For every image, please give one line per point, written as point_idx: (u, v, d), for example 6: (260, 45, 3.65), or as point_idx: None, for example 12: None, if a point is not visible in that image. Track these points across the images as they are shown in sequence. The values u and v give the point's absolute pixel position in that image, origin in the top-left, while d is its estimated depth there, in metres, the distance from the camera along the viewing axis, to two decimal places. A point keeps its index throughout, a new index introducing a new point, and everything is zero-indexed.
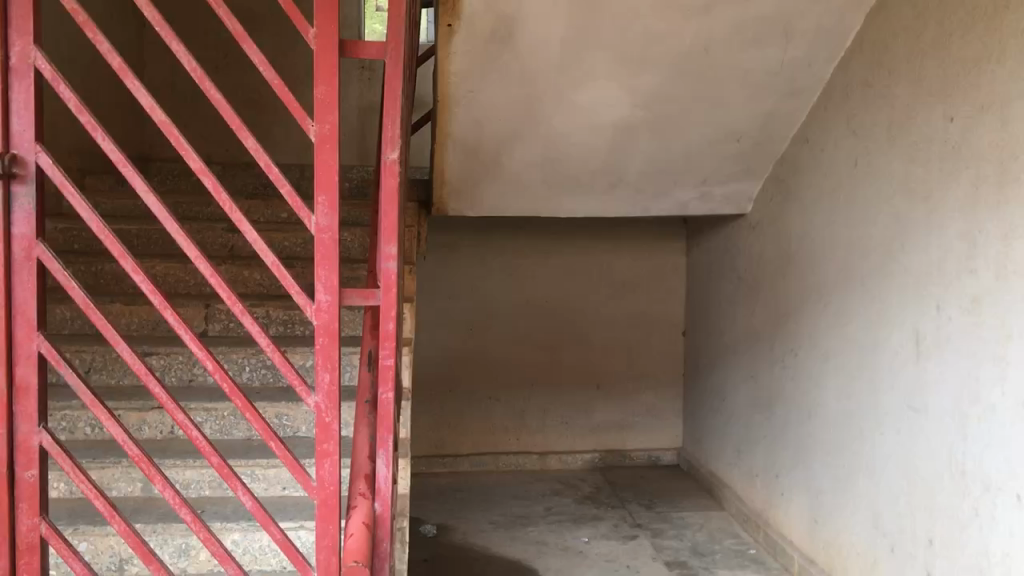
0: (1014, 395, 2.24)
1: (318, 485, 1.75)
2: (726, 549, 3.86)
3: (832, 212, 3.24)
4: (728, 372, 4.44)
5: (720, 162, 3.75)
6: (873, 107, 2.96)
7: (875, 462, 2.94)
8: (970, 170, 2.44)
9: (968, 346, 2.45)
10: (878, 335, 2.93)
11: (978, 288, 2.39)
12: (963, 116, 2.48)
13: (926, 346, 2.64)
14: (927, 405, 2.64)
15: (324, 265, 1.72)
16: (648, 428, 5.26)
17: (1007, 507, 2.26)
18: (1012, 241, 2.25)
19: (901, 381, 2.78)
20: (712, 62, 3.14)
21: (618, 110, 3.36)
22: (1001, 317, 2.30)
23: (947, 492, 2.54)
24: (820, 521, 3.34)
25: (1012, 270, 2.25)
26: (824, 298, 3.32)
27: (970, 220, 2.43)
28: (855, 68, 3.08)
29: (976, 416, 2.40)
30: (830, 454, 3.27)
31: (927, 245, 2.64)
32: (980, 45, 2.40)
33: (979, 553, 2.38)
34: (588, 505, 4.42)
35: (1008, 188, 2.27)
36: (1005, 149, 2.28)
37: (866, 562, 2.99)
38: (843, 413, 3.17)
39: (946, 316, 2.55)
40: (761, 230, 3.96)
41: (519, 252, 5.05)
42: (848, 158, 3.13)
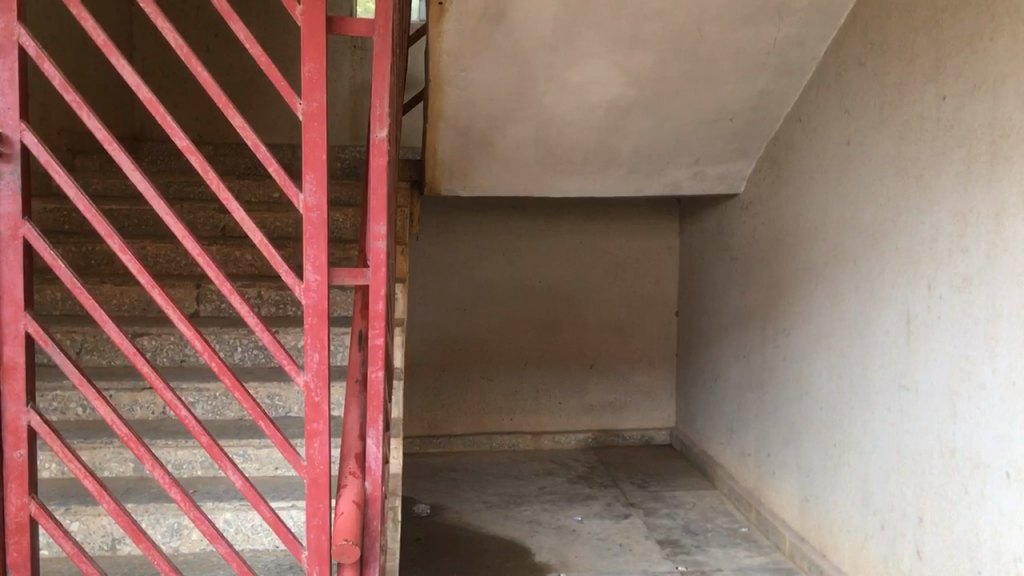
0: (1004, 374, 2.25)
1: (308, 464, 1.75)
2: (718, 527, 3.88)
3: (825, 191, 3.24)
4: (720, 352, 4.45)
5: (713, 141, 3.74)
6: (866, 86, 2.95)
7: (866, 441, 2.96)
8: (962, 149, 2.44)
9: (959, 324, 2.45)
10: (870, 315, 2.93)
11: (969, 266, 2.40)
12: (956, 94, 2.47)
13: (917, 325, 2.65)
14: (917, 385, 2.65)
15: (314, 245, 1.71)
16: (640, 408, 5.28)
17: (997, 485, 2.28)
18: (1004, 220, 2.25)
19: (892, 360, 2.79)
20: (704, 41, 3.12)
21: (611, 89, 3.34)
22: (992, 296, 2.31)
23: (937, 471, 2.55)
24: (811, 499, 3.36)
25: (1004, 249, 2.25)
26: (817, 278, 3.31)
27: (962, 200, 2.43)
28: (848, 47, 3.07)
29: (967, 395, 2.41)
30: (821, 433, 3.29)
31: (919, 225, 2.64)
32: (973, 23, 2.39)
33: (968, 530, 2.40)
34: (581, 484, 4.44)
35: (1001, 166, 2.26)
36: (998, 128, 2.28)
37: (856, 540, 3.01)
38: (835, 392, 3.18)
39: (936, 295, 2.55)
40: (754, 210, 3.95)
41: (512, 232, 5.04)
42: (841, 138, 3.12)
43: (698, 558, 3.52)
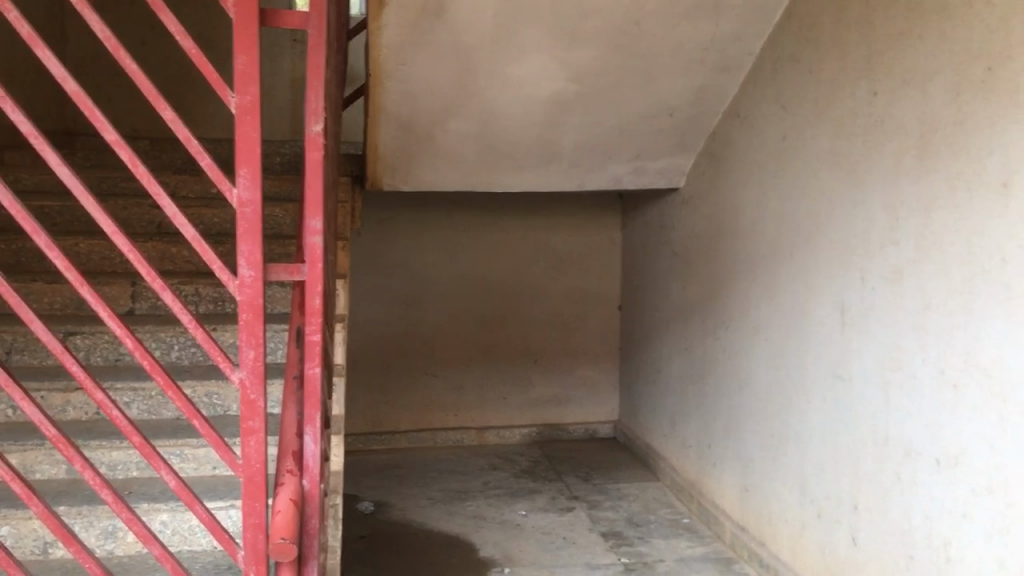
0: (934, 363, 2.32)
1: (243, 463, 1.72)
2: (660, 519, 3.92)
3: (762, 185, 3.29)
4: (663, 344, 4.49)
5: (653, 136, 3.78)
6: (801, 82, 3.01)
7: (802, 431, 3.02)
8: (892, 143, 2.50)
9: (890, 315, 2.51)
10: (806, 307, 2.99)
11: (899, 258, 2.46)
12: (885, 90, 2.53)
13: (850, 317, 2.71)
14: (851, 374, 2.71)
15: (248, 241, 1.69)
16: (584, 402, 5.31)
17: (926, 472, 2.35)
18: (933, 213, 2.32)
19: (827, 351, 2.85)
20: (643, 37, 3.15)
21: (551, 84, 3.35)
22: (920, 289, 2.38)
23: (870, 459, 2.61)
24: (750, 489, 3.42)
25: (932, 242, 2.32)
26: (755, 271, 3.37)
27: (892, 193, 2.49)
28: (782, 45, 3.13)
29: (898, 384, 2.47)
30: (760, 423, 3.34)
31: (852, 218, 2.70)
32: (903, 20, 2.44)
33: (901, 516, 2.46)
34: (525, 479, 4.45)
35: (929, 160, 2.33)
36: (926, 123, 2.35)
37: (794, 528, 3.07)
38: (772, 382, 3.24)
39: (869, 287, 2.61)
40: (694, 204, 4.00)
41: (456, 227, 5.03)
42: (777, 133, 3.17)
43: (641, 549, 3.55)
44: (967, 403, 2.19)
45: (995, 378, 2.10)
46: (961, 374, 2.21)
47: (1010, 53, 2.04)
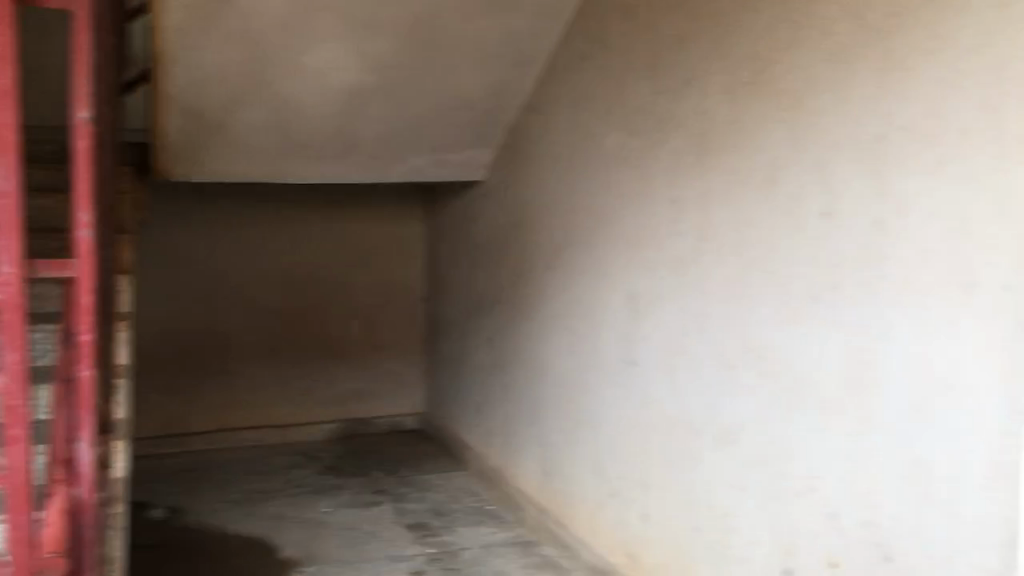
0: (715, 346, 2.50)
1: (8, 467, 1.79)
2: (465, 507, 3.96)
3: (557, 178, 3.39)
4: (467, 335, 4.53)
5: (452, 130, 3.80)
6: (591, 79, 3.12)
7: (597, 415, 3.14)
8: (674, 140, 2.66)
9: (675, 303, 2.67)
10: (599, 296, 3.11)
11: (681, 248, 2.63)
12: (668, 90, 2.68)
13: (639, 304, 2.85)
14: (639, 359, 2.86)
15: (6, 236, 1.76)
16: (389, 395, 5.29)
17: (707, 449, 2.53)
18: (712, 206, 2.50)
19: (618, 337, 2.98)
20: (439, 30, 3.15)
21: (346, 74, 3.30)
22: (701, 278, 2.55)
23: (658, 440, 2.77)
24: (550, 473, 3.53)
25: (713, 234, 2.49)
26: (552, 261, 3.47)
27: (676, 187, 2.65)
28: (573, 44, 3.24)
29: (681, 366, 2.64)
30: (559, 408, 3.44)
31: (639, 211, 2.84)
32: (683, 23, 2.59)
33: (685, 491, 2.63)
34: (329, 475, 4.38)
35: (707, 156, 2.52)
36: (705, 121, 2.52)
37: (591, 508, 3.20)
38: (569, 369, 3.35)
39: (655, 276, 2.76)
40: (495, 197, 4.05)
41: (252, 219, 4.87)
42: (571, 128, 3.28)
43: (445, 539, 3.58)
44: (743, 384, 2.39)
45: (767, 359, 2.31)
46: (737, 357, 2.41)
47: (776, 58, 2.26)
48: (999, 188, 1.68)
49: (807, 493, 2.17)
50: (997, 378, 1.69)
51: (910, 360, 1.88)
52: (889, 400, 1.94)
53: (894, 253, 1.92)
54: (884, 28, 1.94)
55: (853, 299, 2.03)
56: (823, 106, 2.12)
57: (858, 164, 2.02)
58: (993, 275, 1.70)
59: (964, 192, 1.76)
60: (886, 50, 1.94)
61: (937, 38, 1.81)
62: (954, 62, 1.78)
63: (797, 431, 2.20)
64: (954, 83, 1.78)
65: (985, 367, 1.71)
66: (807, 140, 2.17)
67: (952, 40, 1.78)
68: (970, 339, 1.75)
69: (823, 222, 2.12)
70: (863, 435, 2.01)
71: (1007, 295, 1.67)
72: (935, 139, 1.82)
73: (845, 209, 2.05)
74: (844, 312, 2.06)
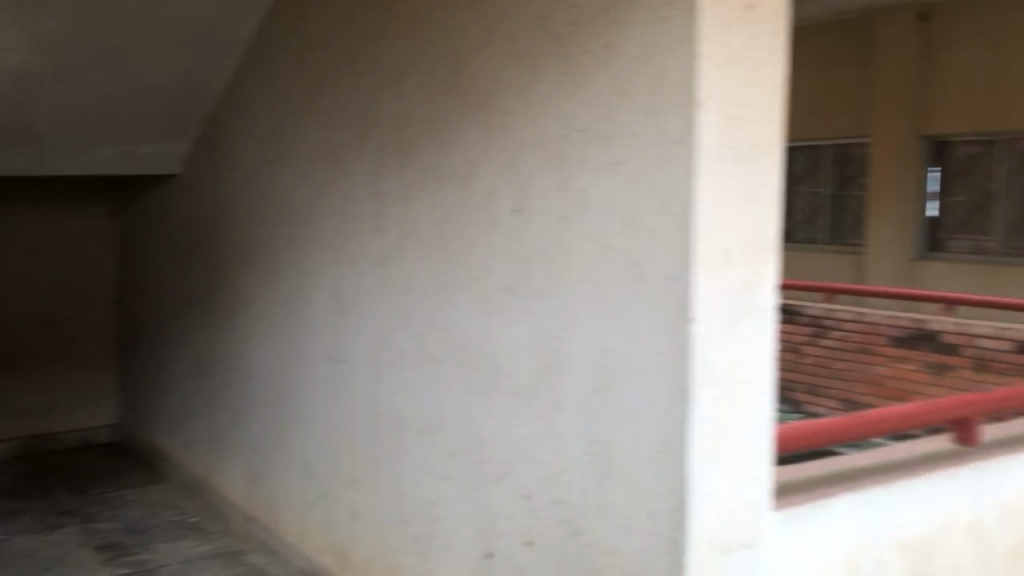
0: (418, 340, 2.54)
1: None
2: (163, 522, 3.75)
3: (257, 173, 3.31)
4: (165, 340, 4.29)
5: (141, 118, 3.58)
6: (289, 71, 3.07)
7: (303, 415, 3.09)
8: (373, 136, 2.68)
9: (379, 298, 2.68)
10: (303, 294, 3.06)
11: (384, 244, 2.65)
12: (366, 86, 2.69)
13: (343, 301, 2.84)
14: (344, 356, 2.85)
15: None
16: (79, 406, 5.05)
17: (412, 441, 2.57)
18: (412, 202, 2.54)
19: (323, 335, 2.95)
20: (121, 12, 2.95)
21: (14, 56, 3.00)
22: (403, 272, 2.59)
23: (365, 436, 2.77)
24: (256, 478, 3.43)
25: (413, 229, 2.54)
26: (254, 259, 3.37)
27: (377, 183, 2.67)
28: (272, 35, 3.15)
29: (387, 361, 2.66)
30: (264, 411, 3.36)
31: (340, 207, 2.83)
32: (379, 20, 2.61)
33: (392, 485, 2.66)
34: (6, 500, 3.98)
35: (406, 152, 2.56)
36: (402, 119, 2.56)
37: (298, 511, 3.14)
38: (274, 370, 3.27)
39: (359, 272, 2.76)
40: (192, 192, 3.87)
41: None
42: (270, 121, 3.20)
43: (141, 557, 3.37)
44: (444, 375, 2.45)
45: (466, 351, 2.38)
46: (439, 349, 2.47)
47: (468, 58, 2.33)
48: (662, 186, 1.85)
49: (504, 478, 2.26)
50: (665, 359, 1.86)
51: (593, 346, 2.02)
52: (576, 385, 2.07)
53: (577, 245, 2.06)
54: (563, 34, 2.07)
55: (542, 291, 2.15)
56: (512, 107, 2.21)
57: (544, 163, 2.13)
58: (659, 265, 1.86)
59: (633, 189, 1.92)
60: (565, 55, 2.06)
61: (610, 47, 1.96)
62: (623, 69, 1.93)
63: (494, 419, 2.29)
64: (624, 89, 1.93)
65: (655, 349, 1.88)
66: (498, 138, 2.26)
67: (623, 49, 1.93)
68: (641, 324, 1.91)
69: (515, 217, 2.22)
70: (554, 420, 2.12)
71: (670, 284, 1.84)
72: (609, 140, 1.97)
73: (533, 205, 2.16)
74: (535, 303, 2.17)
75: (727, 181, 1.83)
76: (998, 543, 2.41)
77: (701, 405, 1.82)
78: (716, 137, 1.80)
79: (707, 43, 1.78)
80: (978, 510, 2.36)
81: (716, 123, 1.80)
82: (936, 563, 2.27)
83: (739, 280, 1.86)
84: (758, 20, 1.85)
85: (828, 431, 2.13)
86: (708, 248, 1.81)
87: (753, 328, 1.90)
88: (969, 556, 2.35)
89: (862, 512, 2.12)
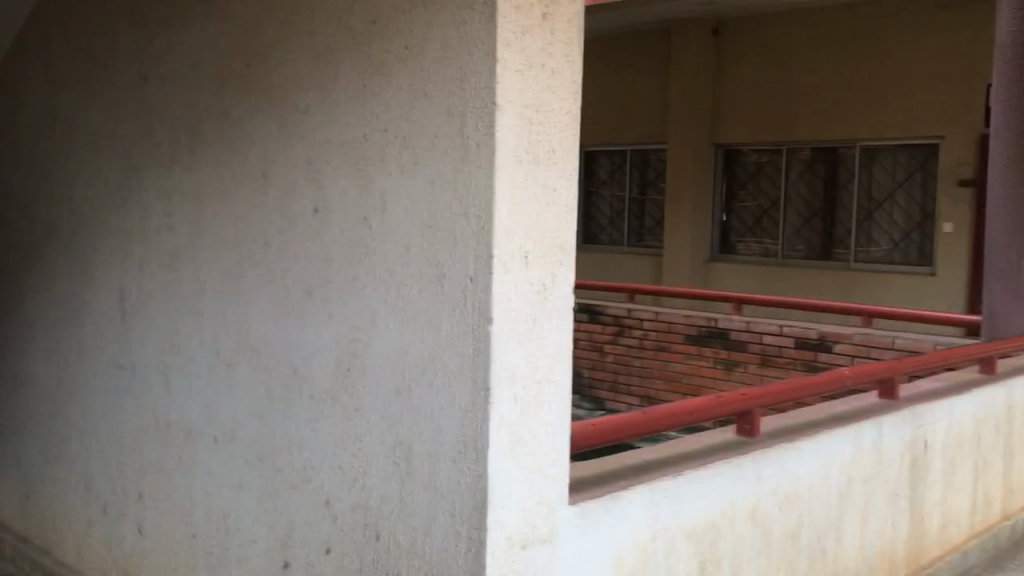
0: (210, 344, 2.44)
1: None
2: None
3: (30, 166, 3.08)
4: None
5: None
6: (69, 57, 2.87)
7: (85, 425, 2.91)
8: (163, 131, 2.55)
9: (169, 301, 2.56)
10: (84, 297, 2.87)
11: (175, 245, 2.52)
12: (155, 76, 2.56)
13: (130, 304, 2.68)
14: (132, 363, 2.70)
15: None
16: None
17: (206, 450, 2.47)
18: (204, 200, 2.44)
19: (107, 340, 2.78)
20: None
21: None
22: (194, 274, 2.48)
23: (154, 446, 2.64)
24: (31, 495, 3.20)
25: (205, 228, 2.44)
26: (28, 259, 3.14)
27: (167, 180, 2.54)
28: (50, 17, 2.94)
29: (178, 367, 2.54)
30: (40, 422, 3.13)
31: (127, 204, 2.68)
32: (169, 7, 2.49)
33: (183, 497, 2.54)
34: None
35: (198, 148, 2.45)
36: (194, 112, 2.45)
37: (79, 528, 2.96)
38: (51, 377, 3.06)
39: (148, 273, 2.62)
40: None
41: None
42: (47, 111, 2.99)
43: None
44: (239, 381, 2.36)
45: (262, 354, 2.30)
46: (234, 354, 2.38)
47: (263, 52, 2.26)
48: (459, 188, 1.86)
49: (302, 484, 2.19)
50: (464, 360, 1.86)
51: (392, 347, 1.99)
52: (375, 387, 2.02)
53: (375, 246, 2.03)
54: (362, 31, 2.03)
55: (341, 292, 2.10)
56: (310, 104, 2.16)
57: (343, 162, 2.09)
58: (458, 267, 1.87)
59: (432, 191, 1.91)
60: (365, 52, 2.03)
61: (410, 47, 1.95)
62: (422, 70, 1.92)
63: (292, 423, 2.22)
64: (423, 90, 1.92)
65: (455, 350, 1.87)
66: (295, 136, 2.20)
67: (421, 50, 1.92)
68: (440, 325, 1.90)
69: (314, 217, 2.16)
70: (353, 423, 2.07)
71: (470, 285, 1.84)
72: (406, 142, 1.96)
73: (332, 205, 2.12)
74: (334, 304, 2.12)
75: (526, 184, 1.86)
76: (775, 529, 2.58)
77: (499, 403, 1.83)
78: (513, 140, 1.82)
79: (504, 48, 1.80)
80: (756, 498, 2.51)
81: (514, 126, 1.82)
82: (719, 551, 2.40)
83: (536, 281, 1.89)
84: (554, 28, 1.89)
85: (622, 426, 2.21)
86: (505, 249, 1.83)
87: (549, 328, 1.93)
88: (749, 543, 2.50)
89: (650, 504, 2.20)
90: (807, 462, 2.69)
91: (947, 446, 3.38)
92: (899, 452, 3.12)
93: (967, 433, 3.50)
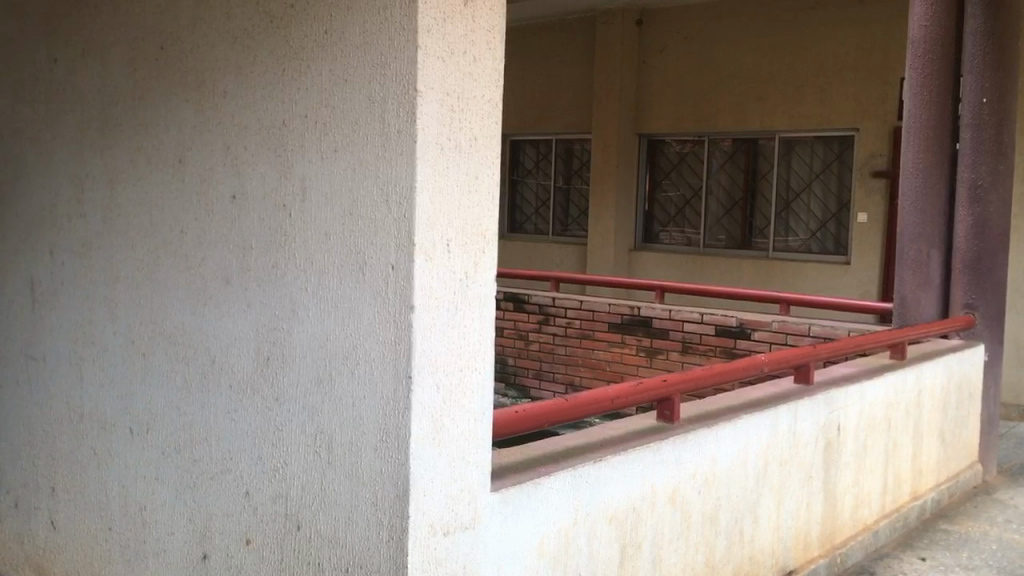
0: (125, 333, 2.38)
1: None
2: None
3: None
4: None
5: None
6: None
7: None
8: (74, 113, 2.48)
9: (81, 287, 2.49)
10: None
11: (88, 232, 2.45)
12: (67, 56, 2.48)
13: (41, 294, 2.60)
14: (42, 354, 2.62)
15: None
16: None
17: (122, 442, 2.41)
18: (116, 186, 2.38)
19: (14, 328, 2.69)
20: None
21: None
22: (108, 263, 2.42)
23: (68, 438, 2.56)
24: None
25: (117, 213, 2.38)
26: None
27: (77, 163, 2.48)
28: None
29: (92, 357, 2.48)
30: None
31: (36, 191, 2.59)
32: None
33: (99, 490, 2.48)
34: None
35: (110, 133, 2.38)
36: (107, 96, 2.38)
37: None
38: None
39: (59, 262, 2.54)
40: None
41: None
42: None
43: None
44: (155, 370, 2.32)
45: (177, 343, 2.26)
46: (149, 343, 2.32)
47: (179, 34, 2.21)
48: (381, 175, 1.85)
49: (221, 475, 2.16)
50: (386, 347, 1.85)
51: (312, 336, 1.97)
52: (297, 376, 2.00)
53: (296, 234, 2.00)
54: (281, 15, 2.00)
55: (261, 281, 2.07)
56: (225, 89, 2.12)
57: (262, 148, 2.05)
58: (380, 255, 1.85)
59: (352, 178, 1.90)
60: (284, 35, 2.00)
61: (330, 32, 1.92)
62: (341, 54, 1.90)
63: (210, 413, 2.18)
64: (343, 76, 1.90)
65: (377, 339, 1.86)
66: (212, 121, 2.15)
67: (340, 34, 1.90)
68: (363, 313, 1.89)
69: (231, 204, 2.12)
70: (273, 414, 2.05)
71: (392, 273, 1.84)
72: (327, 128, 1.93)
73: (251, 193, 2.08)
74: (253, 292, 2.09)
75: (448, 172, 1.86)
76: (694, 511, 2.64)
77: (421, 392, 1.83)
78: (435, 127, 1.82)
79: (425, 34, 1.80)
80: (676, 482, 2.56)
81: (436, 114, 1.82)
82: (640, 534, 2.44)
83: (457, 268, 1.89)
84: (475, 14, 1.89)
85: (543, 412, 2.22)
86: (428, 237, 1.83)
87: (471, 317, 1.93)
88: (669, 526, 2.55)
89: (572, 488, 2.22)
90: (724, 447, 2.75)
91: (859, 429, 3.49)
92: (814, 436, 3.21)
93: (879, 417, 3.62)
